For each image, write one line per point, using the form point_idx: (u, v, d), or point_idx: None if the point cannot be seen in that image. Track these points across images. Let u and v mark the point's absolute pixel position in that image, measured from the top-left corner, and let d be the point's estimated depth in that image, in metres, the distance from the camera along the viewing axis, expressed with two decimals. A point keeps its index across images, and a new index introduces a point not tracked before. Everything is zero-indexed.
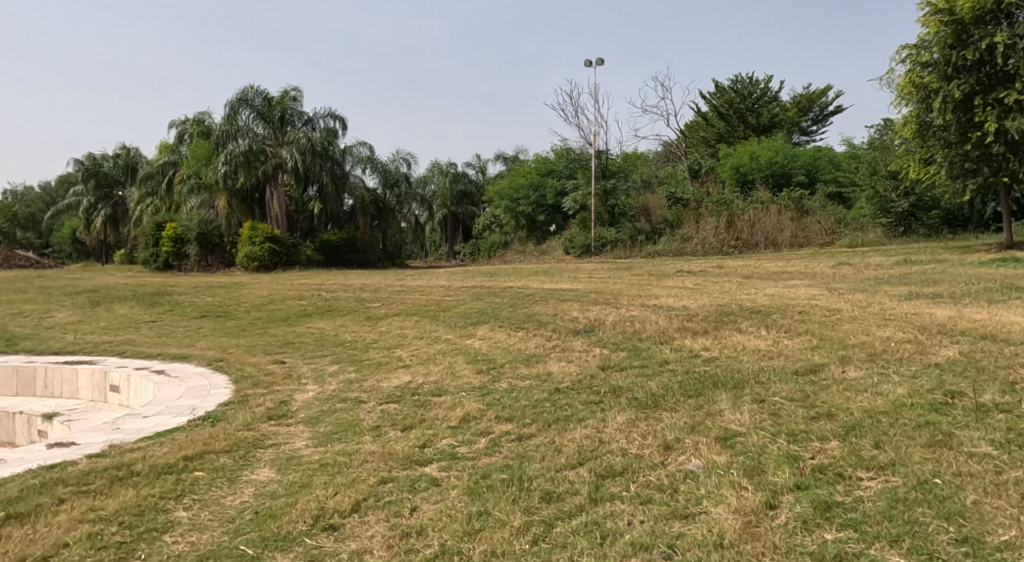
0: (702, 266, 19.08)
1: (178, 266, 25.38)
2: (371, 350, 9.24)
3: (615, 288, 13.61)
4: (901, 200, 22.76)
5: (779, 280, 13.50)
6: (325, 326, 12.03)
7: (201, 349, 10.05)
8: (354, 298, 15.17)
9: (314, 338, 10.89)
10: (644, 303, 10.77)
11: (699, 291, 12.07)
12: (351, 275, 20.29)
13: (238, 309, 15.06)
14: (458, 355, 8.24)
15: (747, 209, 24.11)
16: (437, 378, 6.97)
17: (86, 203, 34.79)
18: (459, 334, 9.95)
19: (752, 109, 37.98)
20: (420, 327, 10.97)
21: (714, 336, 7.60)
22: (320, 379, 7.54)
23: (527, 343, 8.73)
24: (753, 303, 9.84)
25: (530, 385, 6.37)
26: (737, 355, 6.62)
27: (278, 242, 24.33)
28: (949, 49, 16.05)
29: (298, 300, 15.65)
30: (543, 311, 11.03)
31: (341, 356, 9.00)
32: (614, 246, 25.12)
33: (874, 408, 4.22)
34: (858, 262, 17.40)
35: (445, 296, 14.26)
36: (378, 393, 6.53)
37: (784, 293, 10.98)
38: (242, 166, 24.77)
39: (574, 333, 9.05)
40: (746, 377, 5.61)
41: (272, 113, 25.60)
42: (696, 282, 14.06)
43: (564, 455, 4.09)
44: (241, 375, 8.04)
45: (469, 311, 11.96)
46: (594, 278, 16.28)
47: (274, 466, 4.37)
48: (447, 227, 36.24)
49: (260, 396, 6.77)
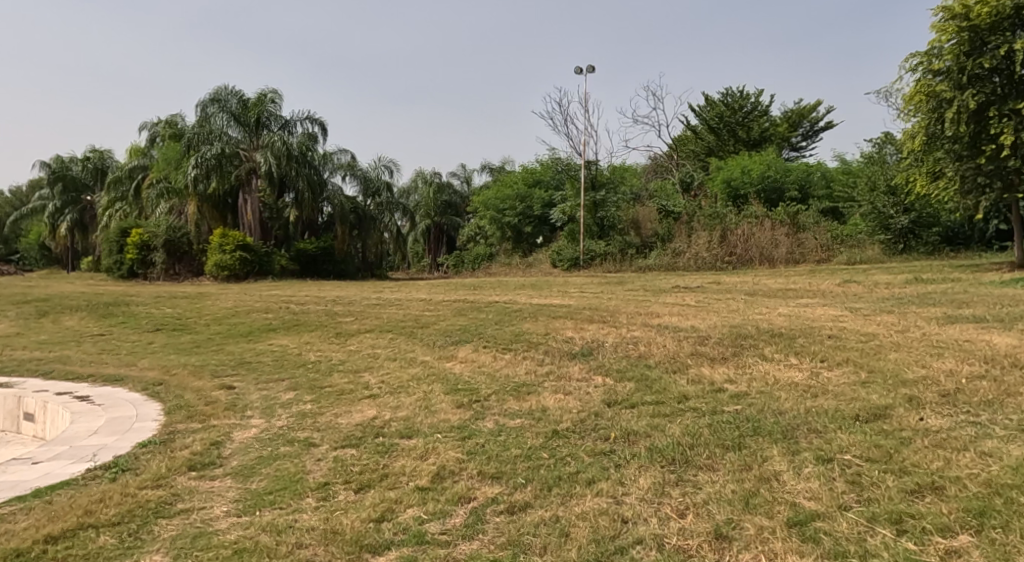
0: (698, 281, 18.03)
1: (143, 274, 23.94)
2: (337, 375, 8.02)
3: (609, 304, 12.49)
4: (900, 215, 21.95)
5: (786, 299, 12.46)
6: (289, 343, 10.79)
7: (142, 369, 8.77)
8: (325, 312, 13.93)
9: (274, 357, 9.64)
10: (646, 322, 9.65)
11: (703, 309, 10.96)
12: (325, 286, 19.06)
13: (198, 322, 13.75)
14: (437, 382, 7.05)
15: (741, 223, 23.06)
16: (410, 413, 5.79)
17: (52, 208, 33.26)
18: (438, 356, 8.77)
19: (742, 123, 37.21)
20: (394, 347, 9.76)
21: (737, 365, 6.51)
22: (269, 411, 6.31)
23: (515, 368, 7.58)
24: (771, 324, 8.73)
25: (523, 426, 5.18)
26: (774, 389, 5.50)
27: (250, 250, 23.11)
28: (963, 57, 15.05)
29: (265, 313, 14.39)
30: (532, 330, 9.86)
31: (302, 381, 7.80)
32: (603, 260, 24.01)
33: (998, 479, 3.14)
34: (864, 280, 16.39)
35: (425, 311, 13.08)
36: (335, 433, 5.31)
37: (800, 313, 9.88)
38: (214, 170, 23.46)
39: (570, 356, 7.90)
40: (793, 421, 4.51)
41: (247, 116, 24.41)
42: (697, 299, 12.97)
43: (576, 547, 2.96)
44: (179, 403, 6.78)
45: (450, 328, 10.78)
46: (586, 293, 15.17)
47: (173, 550, 3.23)
48: (430, 238, 35.08)
49: (190, 433, 5.52)
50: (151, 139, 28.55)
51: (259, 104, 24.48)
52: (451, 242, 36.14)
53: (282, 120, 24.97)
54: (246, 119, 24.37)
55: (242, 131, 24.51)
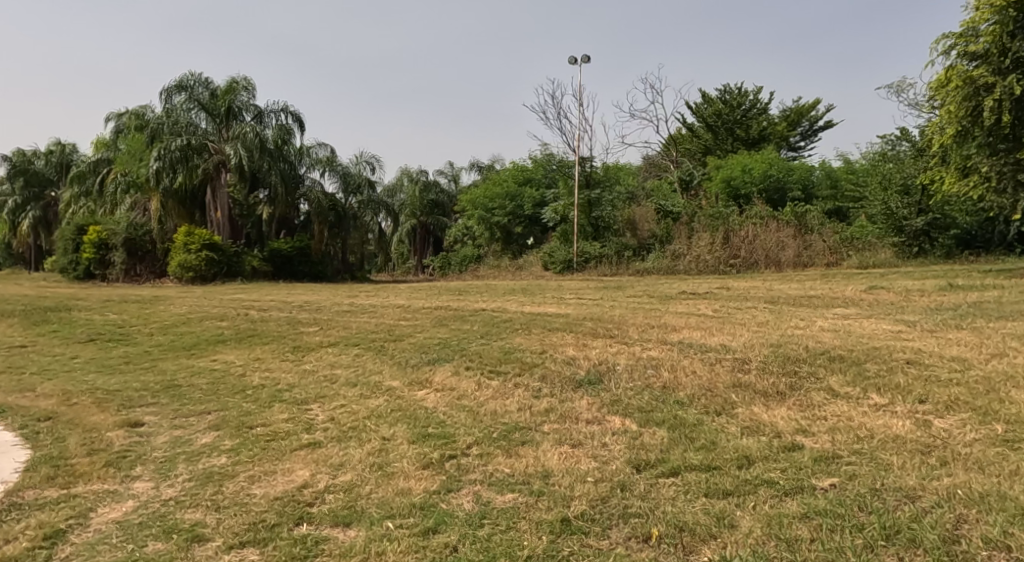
0: (704, 286, 16.38)
1: (102, 275, 22.13)
2: (278, 407, 6.30)
3: (612, 313, 10.81)
4: (915, 217, 20.50)
5: (816, 308, 10.82)
6: (235, 361, 9.05)
7: (39, 396, 7.01)
8: (286, 321, 12.17)
9: (211, 380, 7.91)
10: (662, 339, 7.96)
11: (726, 321, 9.25)
12: (295, 290, 17.33)
13: (141, 332, 11.97)
14: (401, 423, 5.35)
15: (746, 224, 21.30)
16: (355, 479, 4.08)
17: (12, 204, 31.15)
18: (408, 381, 7.08)
19: (740, 121, 35.78)
20: (357, 367, 8.05)
21: (803, 406, 4.89)
22: (166, 468, 4.57)
23: (504, 401, 5.90)
24: (821, 343, 7.07)
25: (518, 509, 3.51)
26: (875, 448, 3.87)
27: (218, 250, 21.35)
28: (1007, 38, 13.64)
29: (218, 321, 12.61)
30: (524, 346, 8.18)
31: (231, 416, 6.06)
32: (598, 262, 22.30)
33: None
34: (892, 286, 14.81)
35: (402, 320, 11.41)
36: (239, 516, 3.61)
37: (846, 326, 8.27)
38: (180, 163, 21.67)
39: (574, 386, 6.22)
40: (947, 532, 2.89)
41: (217, 107, 22.63)
42: (713, 308, 11.28)
43: None
44: (52, 452, 5.01)
45: (427, 343, 9.07)
46: (584, 300, 13.51)
47: None
48: (416, 239, 33.31)
49: (30, 510, 3.80)
50: (117, 130, 26.65)
51: (230, 93, 22.64)
52: (438, 242, 34.37)
53: (254, 109, 23.13)
54: (215, 108, 22.55)
55: (211, 122, 22.71)
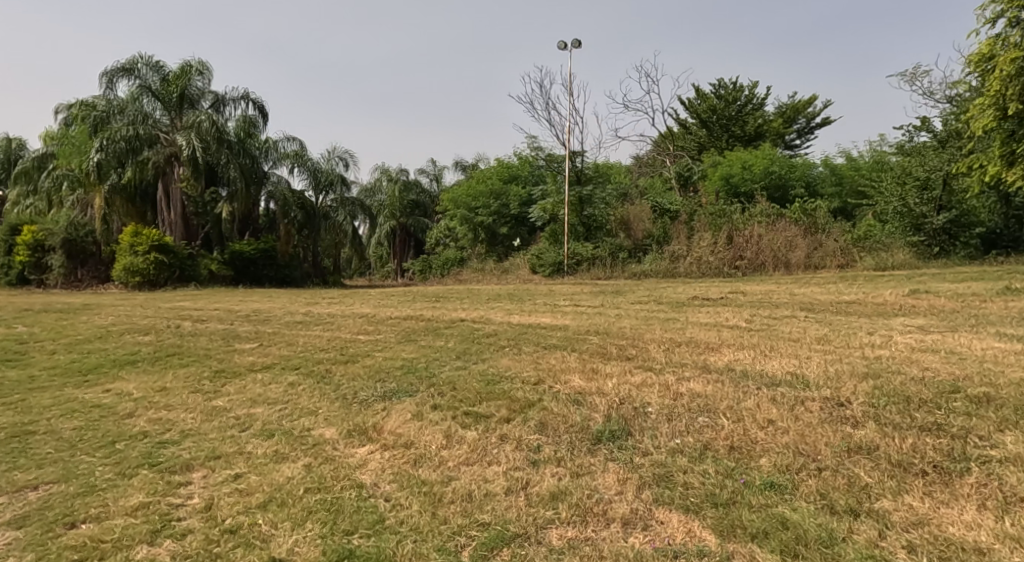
0: (715, 291, 14.29)
1: (39, 281, 19.83)
2: (139, 480, 4.11)
3: (621, 325, 8.67)
4: (935, 215, 18.41)
5: (872, 318, 8.74)
6: (132, 392, 6.84)
7: None
8: (223, 335, 9.97)
9: (83, 423, 5.71)
10: (702, 364, 5.85)
11: (773, 337, 7.17)
12: (252, 296, 15.08)
13: (43, 350, 9.74)
14: (311, 524, 3.27)
15: (750, 223, 19.25)
16: None
17: None
18: (347, 430, 4.90)
19: (736, 118, 33.81)
20: (286, 404, 5.85)
21: (1018, 521, 2.94)
22: None
23: (485, 473, 3.77)
24: (933, 371, 5.01)
25: None
26: None
27: (168, 252, 19.07)
28: None
29: (140, 336, 10.35)
30: (513, 374, 6.05)
31: (58, 497, 3.88)
32: (591, 265, 20.19)
33: None
34: (935, 290, 12.69)
35: (361, 335, 9.23)
36: None
37: (942, 345, 6.19)
38: (126, 156, 19.39)
39: (590, 444, 4.10)
40: None
41: (169, 95, 20.21)
42: (745, 318, 9.18)
43: None
44: None
45: (386, 367, 6.93)
46: (583, 308, 11.35)
47: None
48: (396, 242, 31.20)
49: None
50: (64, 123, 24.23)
51: (183, 77, 20.24)
52: (420, 244, 32.42)
53: (210, 97, 20.90)
54: (167, 95, 20.15)
55: (164, 111, 20.34)
